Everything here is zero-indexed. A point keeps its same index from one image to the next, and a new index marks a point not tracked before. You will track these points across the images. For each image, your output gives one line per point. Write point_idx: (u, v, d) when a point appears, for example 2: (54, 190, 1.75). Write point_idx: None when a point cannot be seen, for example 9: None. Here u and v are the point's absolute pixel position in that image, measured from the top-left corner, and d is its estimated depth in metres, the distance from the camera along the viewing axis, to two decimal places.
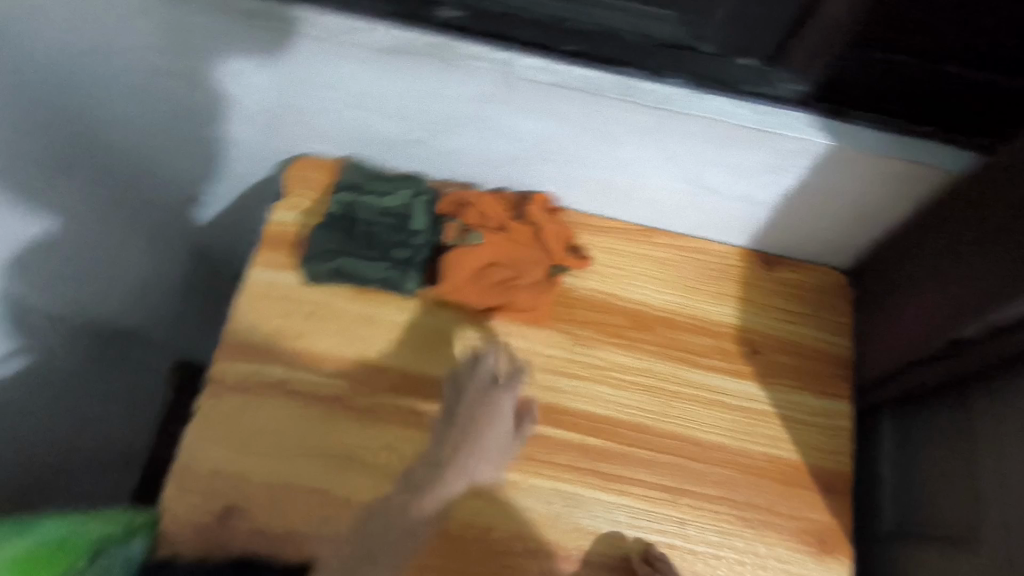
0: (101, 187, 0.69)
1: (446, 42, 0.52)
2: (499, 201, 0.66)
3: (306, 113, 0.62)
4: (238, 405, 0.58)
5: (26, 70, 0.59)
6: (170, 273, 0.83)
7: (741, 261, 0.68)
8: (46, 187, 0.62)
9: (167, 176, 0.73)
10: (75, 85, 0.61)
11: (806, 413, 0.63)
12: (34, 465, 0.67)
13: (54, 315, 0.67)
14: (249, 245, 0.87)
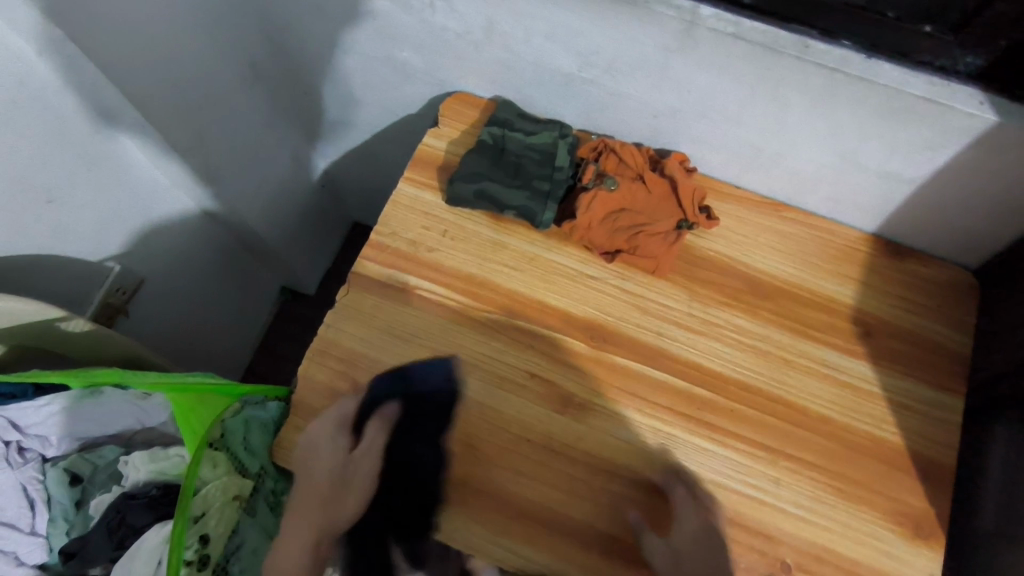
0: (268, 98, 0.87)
1: None
2: (641, 151, 0.68)
3: (474, 47, 0.68)
4: (377, 301, 0.66)
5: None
6: (297, 188, 1.02)
7: (866, 245, 0.69)
8: (232, 103, 0.80)
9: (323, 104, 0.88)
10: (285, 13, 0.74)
11: (914, 400, 0.63)
12: (167, 332, 0.90)
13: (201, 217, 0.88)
14: (388, 171, 1.00)
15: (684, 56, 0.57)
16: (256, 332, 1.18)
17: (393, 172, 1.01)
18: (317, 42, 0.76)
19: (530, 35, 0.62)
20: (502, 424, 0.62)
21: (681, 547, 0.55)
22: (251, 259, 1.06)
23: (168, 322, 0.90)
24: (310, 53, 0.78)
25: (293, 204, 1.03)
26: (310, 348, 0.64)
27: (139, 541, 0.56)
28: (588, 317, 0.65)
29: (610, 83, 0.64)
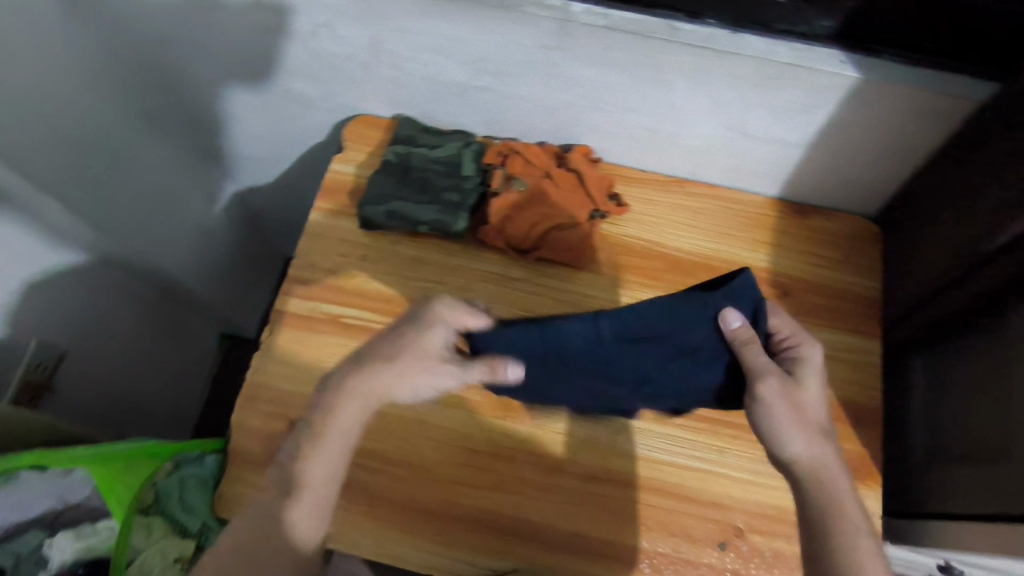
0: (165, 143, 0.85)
1: None
2: (545, 150, 0.69)
3: (364, 71, 0.68)
4: (303, 336, 0.65)
5: (133, 43, 0.71)
6: (217, 233, 0.99)
7: (771, 209, 0.71)
8: (126, 152, 0.78)
9: (227, 143, 0.87)
10: (165, 54, 0.72)
11: (835, 350, 0.66)
12: (101, 402, 0.86)
13: (111, 277, 0.84)
14: (307, 202, 0.99)
15: (565, 51, 0.58)
16: (201, 385, 1.14)
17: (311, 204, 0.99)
18: (208, 80, 0.75)
19: (415, 50, 0.63)
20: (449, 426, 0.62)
21: (798, 410, 0.51)
22: (183, 307, 1.02)
23: (98, 390, 0.85)
24: (203, 92, 0.77)
25: (215, 250, 1.00)
26: (240, 395, 0.63)
27: None
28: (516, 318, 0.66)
29: (503, 88, 0.65)
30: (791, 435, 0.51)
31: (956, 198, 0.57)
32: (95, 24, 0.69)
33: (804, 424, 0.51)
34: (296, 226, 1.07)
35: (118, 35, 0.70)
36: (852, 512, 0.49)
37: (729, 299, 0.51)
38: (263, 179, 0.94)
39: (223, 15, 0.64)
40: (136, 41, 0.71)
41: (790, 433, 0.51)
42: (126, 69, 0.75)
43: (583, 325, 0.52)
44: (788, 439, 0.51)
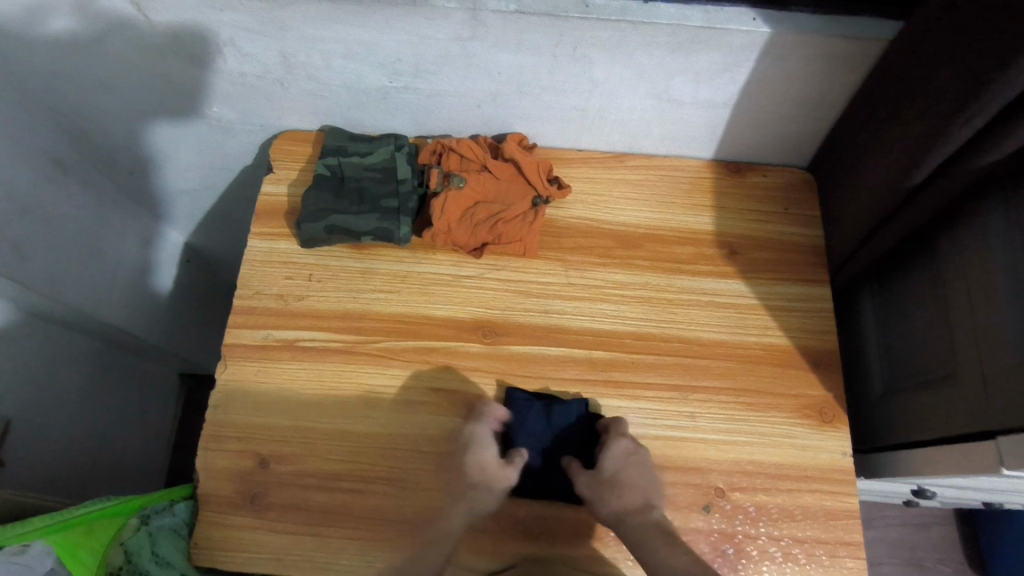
0: (93, 188, 0.80)
1: None
2: (478, 143, 0.68)
3: (280, 86, 0.66)
4: (258, 366, 0.63)
5: (38, 87, 0.67)
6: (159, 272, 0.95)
7: (709, 173, 0.72)
8: (51, 201, 0.74)
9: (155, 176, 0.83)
10: (71, 93, 0.68)
11: (787, 300, 0.67)
12: (60, 469, 0.82)
13: (44, 333, 0.79)
14: (246, 227, 0.96)
15: (481, 41, 0.57)
16: (166, 433, 1.10)
17: (247, 228, 0.96)
18: (119, 114, 0.71)
19: (329, 58, 0.61)
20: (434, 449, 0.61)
21: (605, 478, 0.56)
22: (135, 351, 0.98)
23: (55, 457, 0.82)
24: (118, 128, 0.73)
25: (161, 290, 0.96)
26: (202, 437, 0.61)
27: None
28: (475, 315, 0.65)
29: (425, 85, 0.64)
30: (599, 499, 0.56)
31: (872, 144, 0.60)
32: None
33: (613, 486, 0.56)
34: (239, 253, 1.04)
35: (22, 75, 0.65)
36: (655, 531, 0.55)
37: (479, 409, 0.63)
38: (198, 210, 0.91)
39: (126, 43, 0.61)
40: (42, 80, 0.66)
41: (597, 499, 0.56)
42: (32, 116, 0.69)
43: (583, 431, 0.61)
44: (599, 500, 0.56)
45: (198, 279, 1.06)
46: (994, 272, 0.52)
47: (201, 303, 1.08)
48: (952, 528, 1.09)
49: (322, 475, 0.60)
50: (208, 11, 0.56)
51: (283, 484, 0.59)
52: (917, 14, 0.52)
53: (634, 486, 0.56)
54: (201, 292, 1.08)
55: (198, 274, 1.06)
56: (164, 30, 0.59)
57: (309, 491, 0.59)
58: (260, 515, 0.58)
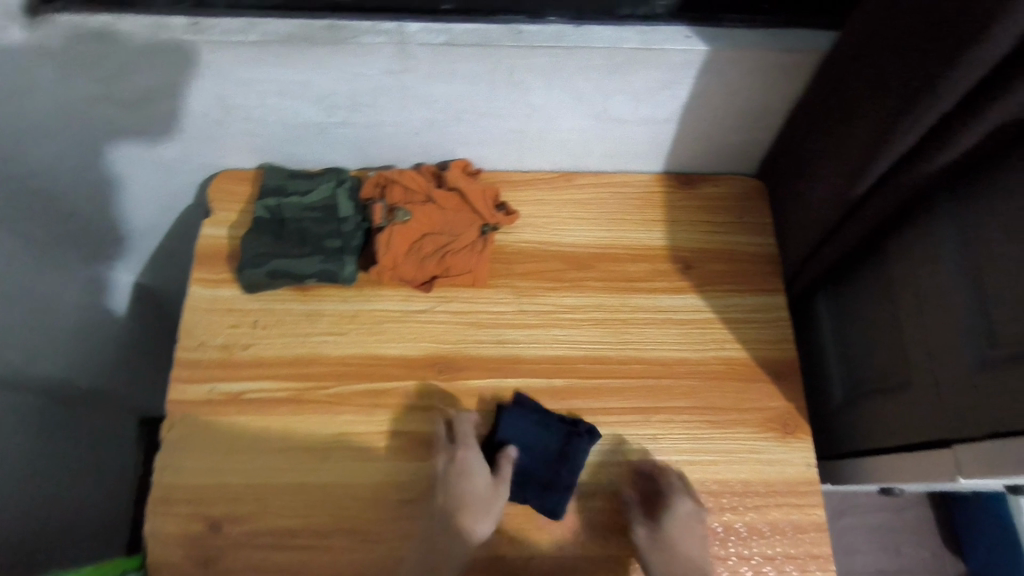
0: (41, 242, 0.75)
1: (338, 23, 0.52)
2: (421, 173, 0.66)
3: (213, 127, 0.63)
4: (206, 421, 0.61)
5: None
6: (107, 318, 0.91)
7: (659, 186, 0.71)
8: None
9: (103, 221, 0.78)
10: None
11: (743, 311, 0.67)
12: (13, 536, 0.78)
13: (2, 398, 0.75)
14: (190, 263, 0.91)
15: (412, 74, 0.56)
16: (132, 481, 1.06)
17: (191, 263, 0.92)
18: (49, 164, 0.67)
19: (259, 98, 0.59)
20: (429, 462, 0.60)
21: (674, 537, 0.57)
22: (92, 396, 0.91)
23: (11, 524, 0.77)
24: (51, 177, 0.69)
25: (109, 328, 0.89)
26: (151, 501, 0.58)
27: None
28: (429, 351, 0.64)
29: (361, 119, 0.62)
30: (655, 560, 0.57)
31: (816, 154, 0.59)
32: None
33: (677, 550, 0.57)
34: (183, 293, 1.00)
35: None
36: None
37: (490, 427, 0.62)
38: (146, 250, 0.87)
39: (41, 77, 0.56)
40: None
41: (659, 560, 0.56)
42: None
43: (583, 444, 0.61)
44: (652, 560, 0.57)
45: (160, 319, 1.01)
46: (940, 279, 0.52)
47: (164, 343, 1.03)
48: (925, 510, 1.10)
49: (280, 531, 0.58)
50: (129, 56, 0.54)
51: (240, 544, 0.57)
52: (851, 24, 0.51)
53: (688, 547, 0.57)
54: (165, 332, 1.04)
55: (158, 315, 1.01)
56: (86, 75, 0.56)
57: (267, 548, 0.57)
58: None
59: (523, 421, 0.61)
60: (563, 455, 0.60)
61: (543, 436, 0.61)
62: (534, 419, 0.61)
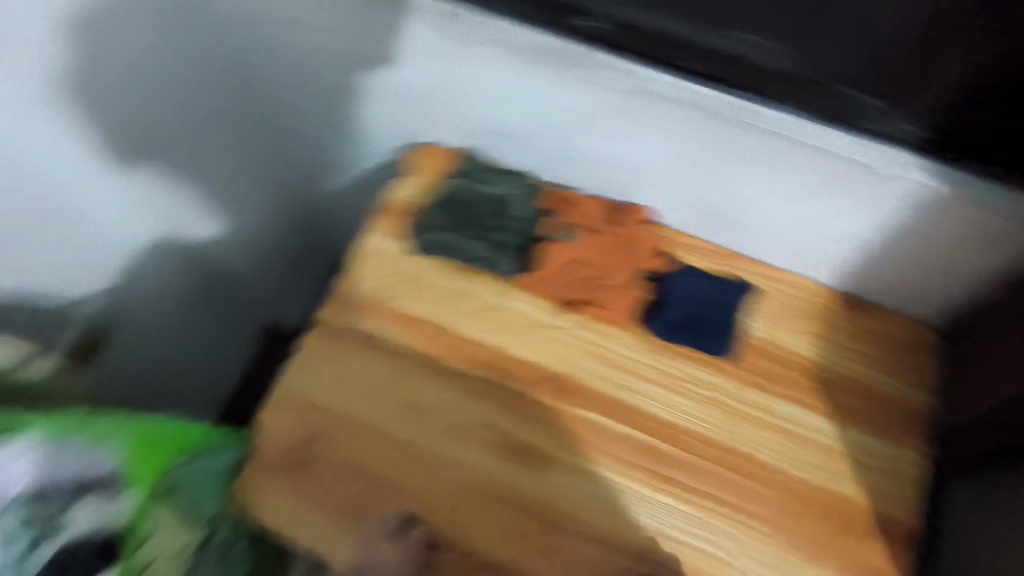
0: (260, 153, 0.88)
1: (583, 52, 0.56)
2: (598, 205, 0.71)
3: (436, 104, 0.70)
4: (336, 350, 0.67)
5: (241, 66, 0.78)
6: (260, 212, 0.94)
7: (822, 298, 0.70)
8: (229, 153, 0.83)
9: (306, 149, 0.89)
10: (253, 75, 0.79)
11: (863, 452, 0.64)
12: (157, 367, 0.89)
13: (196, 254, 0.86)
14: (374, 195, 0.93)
15: (632, 114, 0.60)
16: None
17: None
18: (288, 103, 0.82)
19: (488, 93, 0.65)
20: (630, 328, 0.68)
21: None
22: (197, 287, 0.91)
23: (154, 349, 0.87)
24: (285, 107, 0.83)
25: (251, 209, 0.92)
26: (270, 398, 0.65)
27: None
28: (549, 367, 0.67)
29: (564, 139, 0.67)
30: None
31: None
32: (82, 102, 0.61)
33: None
34: (336, 237, 1.14)
35: (114, 132, 0.66)
36: None
37: (667, 295, 0.69)
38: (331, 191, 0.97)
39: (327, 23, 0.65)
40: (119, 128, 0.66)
41: None
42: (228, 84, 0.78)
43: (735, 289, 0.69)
44: None
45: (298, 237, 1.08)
46: None
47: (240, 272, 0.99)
48: None
49: (363, 472, 0.62)
50: (402, 24, 0.61)
51: (328, 465, 0.62)
52: None
53: None
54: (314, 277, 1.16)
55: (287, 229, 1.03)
56: (359, 24, 0.63)
57: (347, 482, 0.62)
58: (300, 488, 0.61)
59: (689, 278, 0.69)
60: (724, 303, 0.68)
61: (709, 282, 0.69)
62: (704, 279, 0.69)
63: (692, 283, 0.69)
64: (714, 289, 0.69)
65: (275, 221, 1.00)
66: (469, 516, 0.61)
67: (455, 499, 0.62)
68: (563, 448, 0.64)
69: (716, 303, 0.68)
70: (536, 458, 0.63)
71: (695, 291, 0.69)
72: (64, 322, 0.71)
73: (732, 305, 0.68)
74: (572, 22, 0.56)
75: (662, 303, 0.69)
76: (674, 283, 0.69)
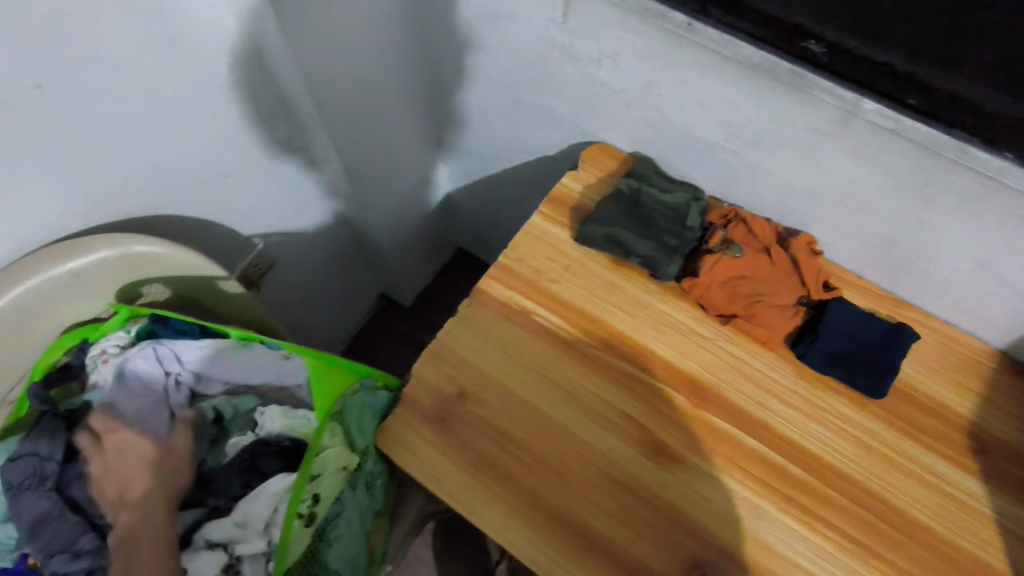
0: (421, 123, 0.97)
1: (808, 75, 0.56)
2: (771, 226, 0.71)
3: (625, 106, 0.73)
4: (492, 318, 0.70)
5: (431, 50, 0.85)
6: (409, 177, 1.04)
7: (988, 359, 0.68)
8: (398, 122, 0.92)
9: (471, 131, 0.96)
10: (438, 58, 0.85)
11: (1019, 526, 0.61)
12: (294, 302, 1.04)
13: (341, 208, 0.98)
14: (527, 184, 0.99)
15: (839, 141, 0.60)
16: (352, 330, 1.32)
17: (522, 212, 1.08)
18: (465, 90, 0.88)
19: (686, 102, 0.67)
20: (780, 351, 0.69)
21: None
22: (337, 227, 1.03)
23: (301, 277, 1.02)
24: (461, 91, 0.89)
25: (402, 174, 1.01)
26: (427, 350, 0.69)
27: (263, 484, 0.62)
28: (696, 374, 0.68)
29: (751, 157, 0.68)
30: None
31: None
32: (292, 78, 0.70)
33: None
34: (473, 217, 1.21)
35: (298, 109, 0.76)
36: None
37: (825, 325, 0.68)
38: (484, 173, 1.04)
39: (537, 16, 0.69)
40: (306, 107, 0.75)
41: None
42: (413, 59, 0.86)
43: (897, 332, 0.68)
44: None
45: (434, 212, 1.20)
46: None
47: (389, 239, 1.10)
48: None
49: (502, 434, 0.65)
50: (619, 25, 0.63)
51: (471, 421, 0.66)
52: None
53: None
54: (430, 248, 1.27)
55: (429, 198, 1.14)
56: (575, 19, 0.66)
57: (486, 441, 0.65)
58: (442, 437, 0.65)
59: (851, 312, 0.68)
60: (885, 346, 0.67)
61: (873, 321, 0.68)
62: (867, 317, 0.68)
63: (853, 318, 0.68)
64: (875, 329, 0.68)
65: (423, 191, 1.11)
66: (598, 498, 0.63)
67: (587, 479, 0.63)
68: (698, 454, 0.64)
69: (876, 343, 0.67)
70: (671, 458, 0.64)
71: (855, 327, 0.68)
72: (239, 253, 0.87)
73: (896, 351, 0.67)
74: (804, 45, 0.56)
75: (813, 331, 0.68)
76: (836, 314, 0.68)
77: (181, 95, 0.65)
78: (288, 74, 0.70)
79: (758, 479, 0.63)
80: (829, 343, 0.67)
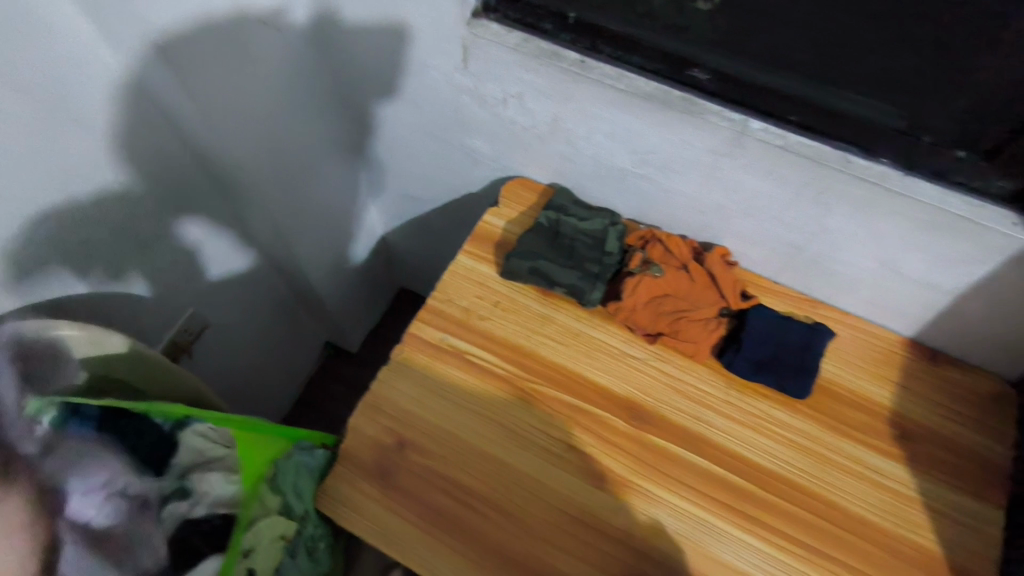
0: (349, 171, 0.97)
1: (698, 101, 0.59)
2: (686, 243, 0.74)
3: (535, 141, 0.75)
4: (425, 362, 0.70)
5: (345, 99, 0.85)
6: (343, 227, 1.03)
7: (903, 349, 0.72)
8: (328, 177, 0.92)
9: (396, 174, 0.96)
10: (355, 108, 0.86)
11: (948, 506, 0.64)
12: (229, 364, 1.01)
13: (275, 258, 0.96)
14: (456, 220, 1.00)
15: (735, 160, 0.62)
16: (300, 383, 1.29)
17: (457, 247, 1.09)
18: (386, 135, 0.88)
19: (590, 133, 0.69)
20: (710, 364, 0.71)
21: None
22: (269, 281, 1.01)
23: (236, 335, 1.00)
24: (383, 137, 0.89)
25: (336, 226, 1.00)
26: (363, 403, 0.68)
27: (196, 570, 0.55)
28: (632, 395, 0.69)
29: (659, 180, 0.71)
30: None
31: None
32: (211, 140, 0.70)
33: None
34: (410, 255, 1.21)
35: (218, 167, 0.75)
36: None
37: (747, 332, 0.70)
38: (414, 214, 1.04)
39: (441, 63, 0.70)
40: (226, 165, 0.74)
41: None
42: (334, 111, 0.86)
43: (814, 333, 0.70)
44: None
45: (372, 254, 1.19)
46: None
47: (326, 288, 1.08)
48: None
49: (448, 481, 0.65)
50: (518, 67, 0.65)
51: (415, 472, 0.65)
52: None
53: None
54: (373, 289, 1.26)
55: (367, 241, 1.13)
56: (476, 64, 0.68)
57: (432, 491, 0.64)
58: (386, 492, 0.64)
59: (770, 318, 0.71)
60: (806, 347, 0.70)
61: (791, 324, 0.71)
62: (785, 321, 0.71)
63: (772, 323, 0.71)
64: (794, 331, 0.71)
65: (361, 236, 1.10)
66: (549, 533, 0.63)
67: (537, 516, 0.63)
68: (642, 475, 0.65)
69: (796, 344, 0.70)
70: (615, 483, 0.65)
71: (775, 331, 0.70)
72: (168, 322, 0.86)
73: (814, 350, 0.70)
74: (690, 74, 0.60)
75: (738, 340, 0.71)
76: (756, 321, 0.71)
77: (93, 178, 0.64)
78: (206, 136, 0.70)
79: (702, 493, 0.64)
80: (753, 350, 0.70)
